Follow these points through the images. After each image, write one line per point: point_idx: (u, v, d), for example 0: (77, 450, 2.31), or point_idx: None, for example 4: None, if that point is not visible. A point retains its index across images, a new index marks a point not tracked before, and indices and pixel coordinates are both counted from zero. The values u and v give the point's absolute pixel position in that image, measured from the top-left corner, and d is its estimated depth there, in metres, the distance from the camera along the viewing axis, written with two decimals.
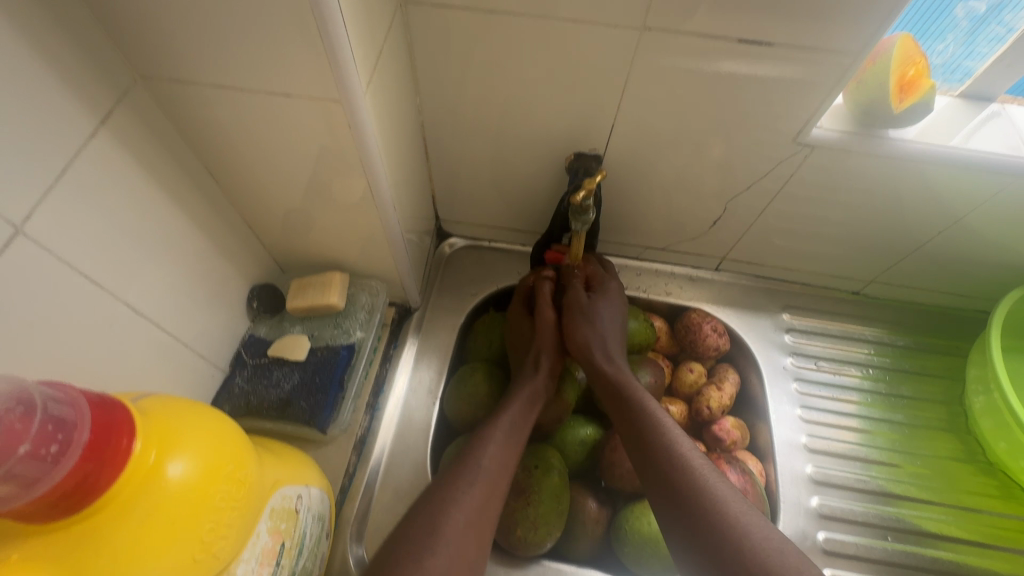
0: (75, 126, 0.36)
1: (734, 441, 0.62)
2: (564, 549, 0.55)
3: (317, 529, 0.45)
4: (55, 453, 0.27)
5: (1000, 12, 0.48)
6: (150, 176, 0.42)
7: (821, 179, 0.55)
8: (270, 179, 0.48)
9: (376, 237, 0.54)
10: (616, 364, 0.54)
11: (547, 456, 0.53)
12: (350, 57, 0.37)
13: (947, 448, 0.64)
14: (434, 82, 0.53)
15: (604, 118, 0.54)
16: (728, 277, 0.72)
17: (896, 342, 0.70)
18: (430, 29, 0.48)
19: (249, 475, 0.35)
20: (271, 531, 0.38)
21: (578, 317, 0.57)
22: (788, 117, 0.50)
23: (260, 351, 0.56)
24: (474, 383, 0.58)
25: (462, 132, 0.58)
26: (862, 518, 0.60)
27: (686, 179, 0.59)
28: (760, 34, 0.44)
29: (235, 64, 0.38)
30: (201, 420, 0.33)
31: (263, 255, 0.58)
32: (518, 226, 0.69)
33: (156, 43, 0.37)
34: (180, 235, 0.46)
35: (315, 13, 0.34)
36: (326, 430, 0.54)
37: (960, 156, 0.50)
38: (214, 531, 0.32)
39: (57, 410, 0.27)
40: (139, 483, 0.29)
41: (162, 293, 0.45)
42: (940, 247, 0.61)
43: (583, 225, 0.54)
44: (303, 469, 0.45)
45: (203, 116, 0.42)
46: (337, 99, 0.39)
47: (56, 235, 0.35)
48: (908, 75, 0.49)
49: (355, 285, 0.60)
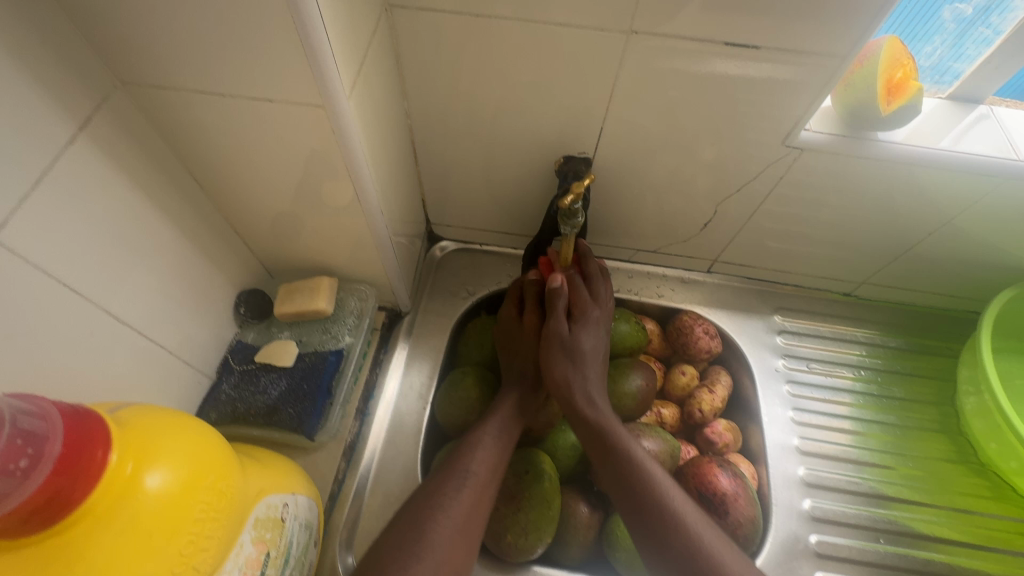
0: (52, 131, 0.35)
1: (725, 444, 0.62)
2: (555, 555, 0.55)
3: (304, 538, 0.45)
4: (25, 467, 0.26)
5: (987, 15, 0.48)
6: (133, 182, 0.42)
7: (811, 181, 0.55)
8: (255, 184, 0.48)
9: (364, 242, 0.53)
10: (598, 407, 0.52)
11: (538, 461, 0.53)
12: (333, 60, 0.36)
13: (939, 450, 0.64)
14: (422, 85, 0.53)
15: (593, 121, 0.53)
16: (720, 279, 0.72)
17: (888, 344, 0.70)
18: (417, 33, 0.48)
19: (232, 485, 0.34)
20: (255, 540, 0.37)
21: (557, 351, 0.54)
22: (776, 119, 0.50)
23: (248, 357, 0.56)
24: (464, 388, 0.57)
25: (451, 135, 0.58)
26: (854, 520, 0.60)
27: (677, 181, 0.58)
28: (746, 37, 0.44)
29: (216, 69, 0.37)
30: (182, 429, 0.33)
31: (251, 260, 0.58)
32: (509, 229, 0.69)
33: (136, 49, 0.36)
34: (164, 241, 0.46)
35: (296, 17, 0.33)
36: (314, 437, 0.54)
37: (949, 158, 0.50)
38: (195, 543, 0.31)
39: (28, 424, 0.27)
40: (115, 496, 0.29)
41: (146, 300, 0.45)
42: (931, 249, 0.61)
43: (572, 227, 0.54)
44: (289, 476, 0.44)
45: (186, 121, 0.42)
46: (321, 103, 0.39)
47: (34, 242, 0.35)
48: (895, 78, 0.49)
49: (344, 290, 0.60)
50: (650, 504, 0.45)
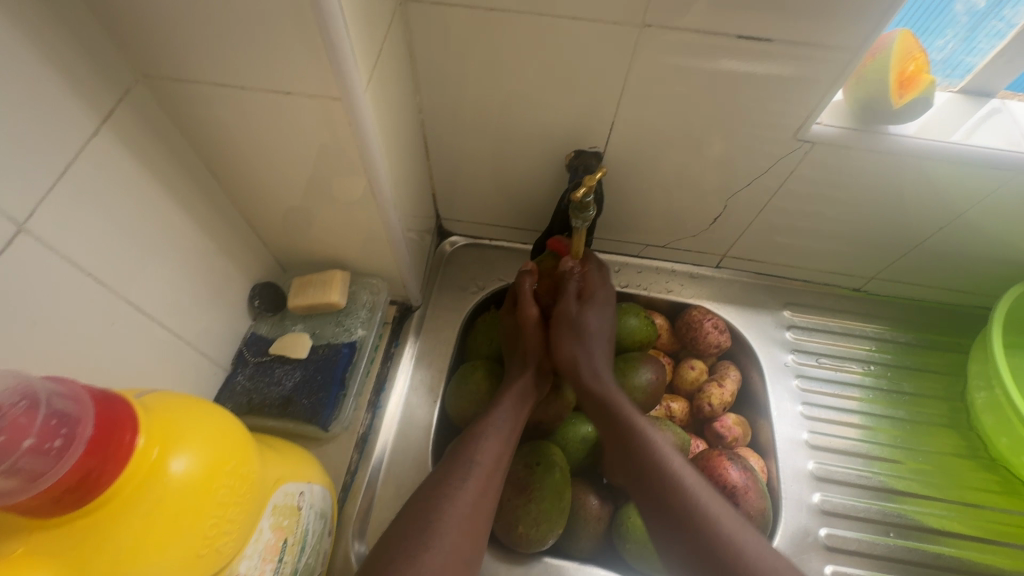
0: (77, 124, 0.36)
1: (735, 438, 0.62)
2: (566, 546, 0.56)
3: (319, 526, 0.45)
4: (59, 447, 0.27)
5: (999, 9, 0.48)
6: (152, 175, 0.43)
7: (821, 175, 0.55)
8: (271, 178, 0.48)
9: (376, 236, 0.54)
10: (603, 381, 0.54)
11: (548, 453, 0.53)
12: (350, 53, 0.37)
13: (949, 444, 0.64)
14: (435, 80, 0.53)
15: (604, 116, 0.54)
16: (729, 274, 0.72)
17: (897, 339, 0.70)
18: (430, 27, 0.48)
19: (252, 470, 0.35)
20: (273, 527, 0.38)
21: (565, 328, 0.57)
22: (787, 113, 0.50)
23: (262, 350, 0.56)
24: (475, 380, 0.58)
25: (462, 130, 0.58)
26: (863, 514, 0.60)
27: (687, 175, 0.59)
28: (758, 31, 0.44)
29: (235, 63, 0.38)
30: (204, 415, 0.33)
31: (265, 253, 0.58)
32: (519, 223, 0.69)
33: (157, 43, 0.37)
34: (182, 234, 0.47)
35: (315, 11, 0.34)
36: (328, 428, 0.54)
37: (961, 151, 0.50)
38: (218, 526, 0.32)
39: (61, 405, 0.27)
40: (142, 479, 0.29)
41: (164, 291, 0.46)
42: (942, 243, 0.61)
43: (583, 222, 0.54)
44: (304, 465, 0.45)
45: (204, 115, 0.43)
46: (337, 97, 0.39)
47: (59, 233, 0.36)
48: (908, 71, 0.49)
49: (356, 284, 0.60)
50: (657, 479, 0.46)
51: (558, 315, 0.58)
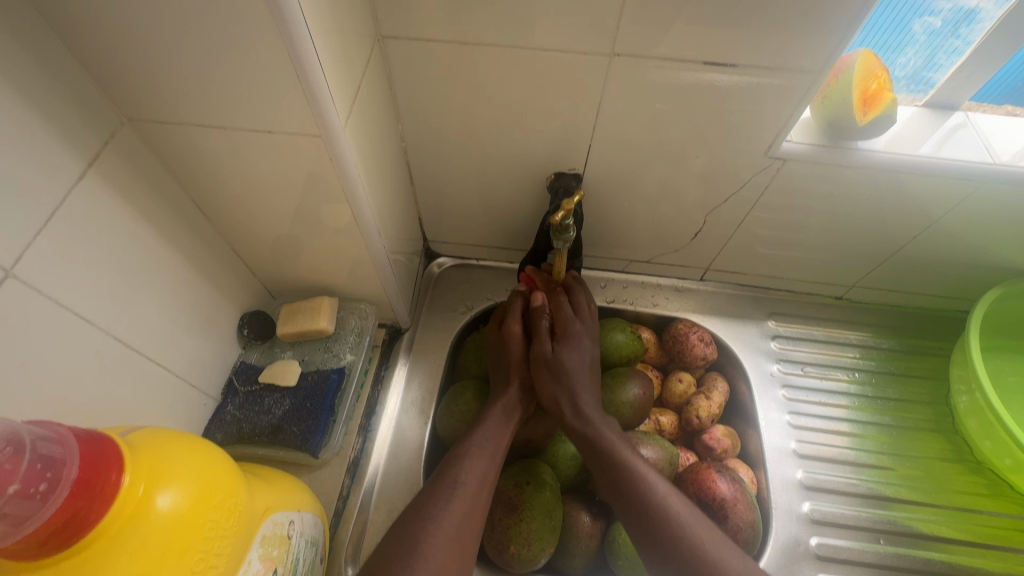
0: (62, 168, 0.37)
1: (724, 450, 0.63)
2: (559, 564, 0.56)
3: (310, 555, 0.46)
4: (44, 491, 0.27)
5: (955, 27, 0.49)
6: (140, 213, 0.43)
7: (795, 189, 0.57)
8: (258, 210, 0.49)
9: (362, 262, 0.55)
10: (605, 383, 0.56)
11: (538, 472, 0.54)
12: (327, 91, 0.38)
13: (935, 449, 0.65)
14: (416, 109, 0.54)
15: (581, 139, 0.55)
16: (713, 287, 0.73)
17: (881, 345, 0.71)
18: (409, 60, 0.50)
19: (238, 503, 0.36)
20: (262, 558, 0.38)
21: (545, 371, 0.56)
22: (758, 131, 0.52)
23: (252, 378, 0.57)
24: (465, 401, 0.58)
25: (445, 155, 0.59)
26: (854, 522, 0.60)
27: (667, 190, 0.60)
28: (724, 55, 0.46)
29: (217, 104, 0.39)
30: (188, 450, 0.34)
31: (253, 282, 0.59)
32: (504, 243, 0.71)
33: (141, 87, 0.38)
34: (169, 268, 0.47)
35: (291, 55, 0.35)
36: (318, 454, 0.55)
37: (929, 163, 0.52)
38: (204, 561, 0.32)
39: (46, 449, 0.28)
40: (128, 517, 0.30)
41: (154, 325, 0.46)
42: (918, 250, 0.62)
43: (564, 243, 0.55)
44: (294, 494, 0.45)
45: (189, 153, 0.44)
46: (317, 133, 0.41)
47: (45, 275, 0.36)
48: (871, 89, 0.50)
49: (345, 309, 0.61)
50: (647, 504, 0.46)
51: (535, 357, 0.57)
